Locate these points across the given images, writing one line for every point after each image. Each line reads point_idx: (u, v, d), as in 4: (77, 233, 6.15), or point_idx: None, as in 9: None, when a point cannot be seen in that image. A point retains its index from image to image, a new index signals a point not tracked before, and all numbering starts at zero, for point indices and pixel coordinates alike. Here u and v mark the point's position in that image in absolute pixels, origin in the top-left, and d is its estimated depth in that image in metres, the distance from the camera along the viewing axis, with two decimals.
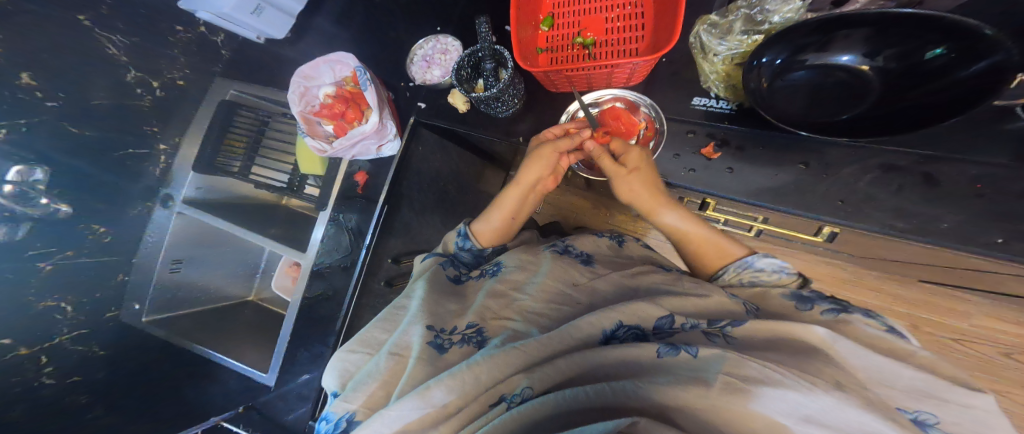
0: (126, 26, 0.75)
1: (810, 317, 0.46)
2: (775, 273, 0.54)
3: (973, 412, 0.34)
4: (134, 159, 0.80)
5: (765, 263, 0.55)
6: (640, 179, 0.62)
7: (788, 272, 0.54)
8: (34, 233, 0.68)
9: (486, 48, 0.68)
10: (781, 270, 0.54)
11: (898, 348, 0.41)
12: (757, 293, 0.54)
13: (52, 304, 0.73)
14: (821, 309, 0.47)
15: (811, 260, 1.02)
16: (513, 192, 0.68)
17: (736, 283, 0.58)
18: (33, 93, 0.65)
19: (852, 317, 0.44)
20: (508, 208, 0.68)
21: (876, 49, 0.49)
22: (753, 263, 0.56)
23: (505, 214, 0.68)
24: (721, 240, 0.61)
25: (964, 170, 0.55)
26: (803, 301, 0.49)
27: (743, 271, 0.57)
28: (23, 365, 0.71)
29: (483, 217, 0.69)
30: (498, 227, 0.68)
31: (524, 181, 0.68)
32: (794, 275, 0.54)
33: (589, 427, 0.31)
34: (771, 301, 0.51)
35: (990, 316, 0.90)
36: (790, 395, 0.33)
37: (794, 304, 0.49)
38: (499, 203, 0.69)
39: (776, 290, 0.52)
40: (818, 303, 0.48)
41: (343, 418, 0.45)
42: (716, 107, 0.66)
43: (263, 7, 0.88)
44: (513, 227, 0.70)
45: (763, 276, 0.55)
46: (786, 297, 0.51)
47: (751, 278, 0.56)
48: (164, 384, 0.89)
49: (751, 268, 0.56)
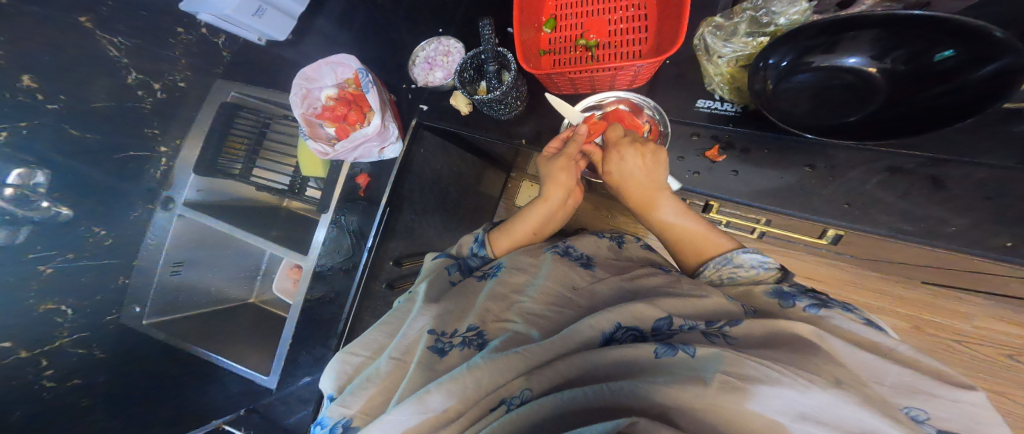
0: (128, 28, 0.74)
1: (795, 314, 0.46)
2: (754, 268, 0.54)
3: (962, 406, 0.35)
4: (134, 162, 0.80)
5: (744, 259, 0.55)
6: (620, 180, 0.63)
7: (767, 267, 0.54)
8: (34, 237, 0.68)
9: (490, 50, 0.64)
10: (760, 265, 0.54)
11: (882, 344, 0.40)
12: (742, 291, 0.53)
13: (53, 307, 0.73)
14: (802, 306, 0.46)
15: (813, 262, 1.02)
16: (539, 207, 0.68)
17: (716, 280, 0.57)
18: (33, 95, 0.64)
19: (831, 313, 0.44)
20: (532, 222, 0.68)
21: (883, 52, 0.49)
22: (730, 260, 0.56)
23: (529, 229, 0.68)
24: (706, 236, 0.60)
25: (969, 173, 0.55)
26: (785, 298, 0.49)
27: (722, 267, 0.57)
28: (22, 367, 0.71)
29: (504, 229, 0.68)
30: (519, 239, 0.67)
31: (552, 198, 0.68)
32: (773, 269, 0.53)
33: (589, 427, 0.32)
34: (756, 300, 0.51)
35: (994, 317, 0.90)
36: (785, 393, 0.33)
37: (778, 301, 0.48)
38: (522, 217, 0.69)
39: (760, 288, 0.52)
40: (799, 299, 0.47)
41: (339, 424, 0.44)
42: (721, 109, 0.66)
43: (264, 9, 0.86)
44: (538, 241, 0.69)
45: (741, 272, 0.55)
46: (770, 295, 0.50)
47: (730, 275, 0.56)
48: (164, 387, 0.88)
49: (729, 265, 0.56)
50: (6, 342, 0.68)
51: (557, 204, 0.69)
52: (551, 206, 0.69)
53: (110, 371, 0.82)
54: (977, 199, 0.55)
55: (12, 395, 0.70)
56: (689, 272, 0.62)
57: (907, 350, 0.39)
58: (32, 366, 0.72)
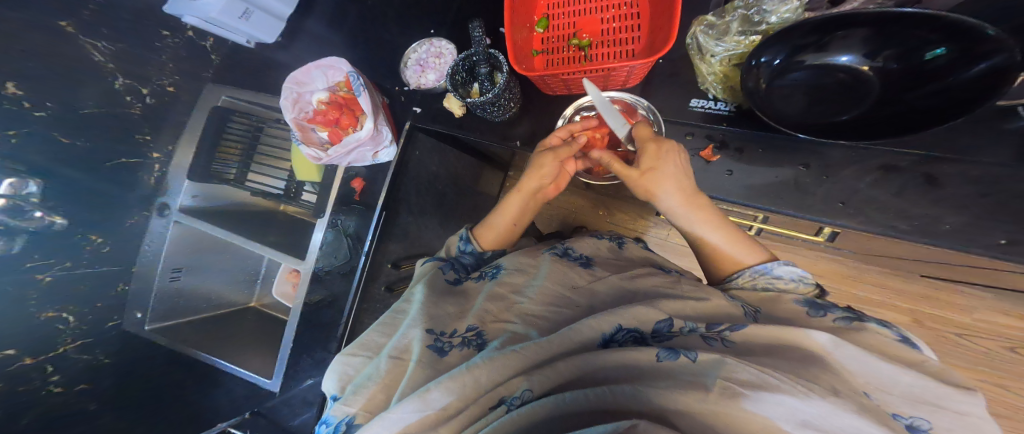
0: (112, 31, 0.72)
1: (821, 323, 0.46)
2: (792, 281, 0.54)
3: (966, 419, 0.35)
4: (127, 168, 0.79)
5: (783, 271, 0.54)
6: (662, 176, 0.59)
7: (805, 281, 0.54)
8: (30, 246, 0.68)
9: (481, 52, 0.66)
10: (798, 279, 0.54)
11: (899, 354, 0.41)
12: (767, 296, 0.53)
13: (54, 314, 0.73)
14: (833, 318, 0.46)
15: (812, 257, 1.02)
16: (515, 198, 0.68)
17: (748, 288, 0.57)
18: (20, 102, 0.63)
19: (865, 326, 0.43)
20: (511, 213, 0.69)
21: (875, 49, 0.48)
22: (771, 270, 0.55)
23: (509, 220, 0.69)
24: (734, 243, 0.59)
25: (963, 170, 0.55)
26: (817, 308, 0.48)
27: (758, 276, 0.56)
28: (29, 374, 0.71)
29: (486, 222, 0.70)
30: (500, 231, 0.69)
31: (527, 186, 0.68)
32: (811, 284, 0.54)
33: (589, 428, 0.31)
34: (781, 305, 0.50)
35: (993, 310, 0.90)
36: (787, 400, 0.33)
37: (806, 309, 0.48)
38: (500, 210, 0.69)
39: (787, 296, 0.51)
40: (832, 311, 0.47)
41: (343, 422, 0.44)
42: (714, 108, 0.66)
43: (252, 11, 0.84)
44: (518, 231, 0.70)
45: (779, 283, 0.55)
46: (800, 303, 0.49)
47: (765, 284, 0.56)
48: (167, 391, 0.89)
49: (768, 275, 0.56)
50: (9, 350, 0.68)
51: (531, 192, 0.68)
52: (526, 195, 0.68)
53: (117, 376, 0.82)
54: (972, 196, 0.54)
55: (19, 401, 0.71)
56: (718, 281, 0.62)
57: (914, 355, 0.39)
58: (37, 372, 0.72)
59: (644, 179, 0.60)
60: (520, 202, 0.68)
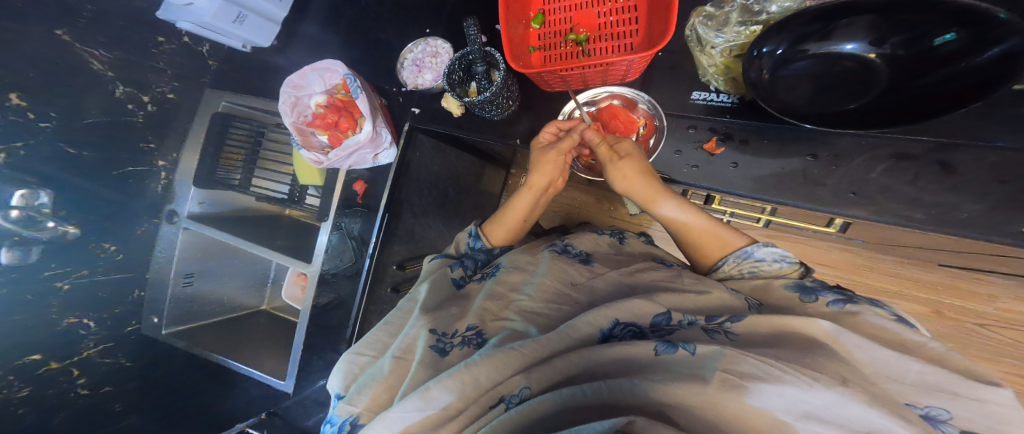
0: (108, 38, 0.72)
1: (817, 310, 0.45)
2: (776, 263, 0.52)
3: (989, 407, 0.32)
4: (135, 177, 0.81)
5: (765, 253, 0.53)
6: (639, 165, 0.62)
7: (789, 261, 0.52)
8: (47, 255, 0.71)
9: (477, 51, 0.64)
10: (782, 259, 0.52)
11: (910, 339, 0.38)
12: (759, 286, 0.52)
13: (75, 320, 0.76)
14: (826, 301, 0.45)
15: (823, 247, 0.99)
16: (526, 195, 0.70)
17: (735, 275, 0.56)
18: (24, 113, 0.65)
19: (860, 309, 0.43)
20: (520, 211, 0.70)
21: (882, 37, 0.45)
22: (752, 254, 0.54)
23: (519, 216, 0.70)
24: (722, 231, 0.58)
25: (982, 156, 0.53)
26: (807, 292, 0.48)
27: (742, 261, 0.55)
28: (57, 377, 0.75)
29: (495, 219, 0.70)
30: (510, 227, 0.69)
31: (536, 183, 0.70)
32: (795, 264, 0.51)
33: (586, 427, 0.30)
34: (774, 293, 0.50)
35: (1018, 299, 0.86)
36: (788, 391, 0.32)
37: (799, 295, 0.47)
38: (507, 207, 0.70)
39: (778, 282, 0.51)
40: (824, 294, 0.46)
41: (347, 422, 0.44)
42: (717, 100, 0.64)
43: (246, 15, 0.81)
44: (527, 228, 0.72)
45: (764, 266, 0.53)
46: (791, 289, 0.49)
47: (751, 269, 0.54)
48: (187, 390, 0.92)
49: (751, 259, 0.54)
50: (36, 355, 0.72)
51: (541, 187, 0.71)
52: (536, 192, 0.71)
53: (138, 378, 0.86)
54: (991, 182, 0.52)
55: (52, 403, 0.76)
56: (706, 272, 0.60)
57: (941, 346, 0.37)
58: (63, 376, 0.76)
59: (624, 163, 0.62)
60: (531, 198, 0.70)
